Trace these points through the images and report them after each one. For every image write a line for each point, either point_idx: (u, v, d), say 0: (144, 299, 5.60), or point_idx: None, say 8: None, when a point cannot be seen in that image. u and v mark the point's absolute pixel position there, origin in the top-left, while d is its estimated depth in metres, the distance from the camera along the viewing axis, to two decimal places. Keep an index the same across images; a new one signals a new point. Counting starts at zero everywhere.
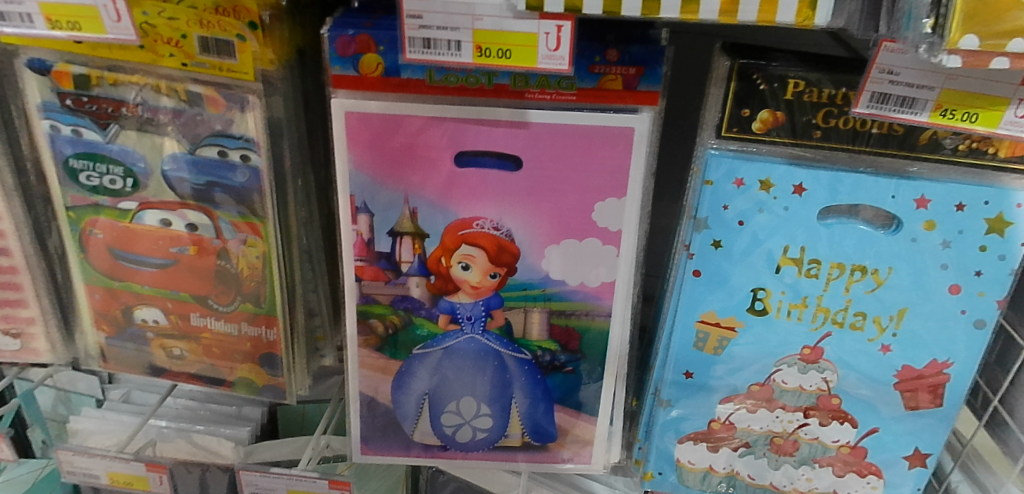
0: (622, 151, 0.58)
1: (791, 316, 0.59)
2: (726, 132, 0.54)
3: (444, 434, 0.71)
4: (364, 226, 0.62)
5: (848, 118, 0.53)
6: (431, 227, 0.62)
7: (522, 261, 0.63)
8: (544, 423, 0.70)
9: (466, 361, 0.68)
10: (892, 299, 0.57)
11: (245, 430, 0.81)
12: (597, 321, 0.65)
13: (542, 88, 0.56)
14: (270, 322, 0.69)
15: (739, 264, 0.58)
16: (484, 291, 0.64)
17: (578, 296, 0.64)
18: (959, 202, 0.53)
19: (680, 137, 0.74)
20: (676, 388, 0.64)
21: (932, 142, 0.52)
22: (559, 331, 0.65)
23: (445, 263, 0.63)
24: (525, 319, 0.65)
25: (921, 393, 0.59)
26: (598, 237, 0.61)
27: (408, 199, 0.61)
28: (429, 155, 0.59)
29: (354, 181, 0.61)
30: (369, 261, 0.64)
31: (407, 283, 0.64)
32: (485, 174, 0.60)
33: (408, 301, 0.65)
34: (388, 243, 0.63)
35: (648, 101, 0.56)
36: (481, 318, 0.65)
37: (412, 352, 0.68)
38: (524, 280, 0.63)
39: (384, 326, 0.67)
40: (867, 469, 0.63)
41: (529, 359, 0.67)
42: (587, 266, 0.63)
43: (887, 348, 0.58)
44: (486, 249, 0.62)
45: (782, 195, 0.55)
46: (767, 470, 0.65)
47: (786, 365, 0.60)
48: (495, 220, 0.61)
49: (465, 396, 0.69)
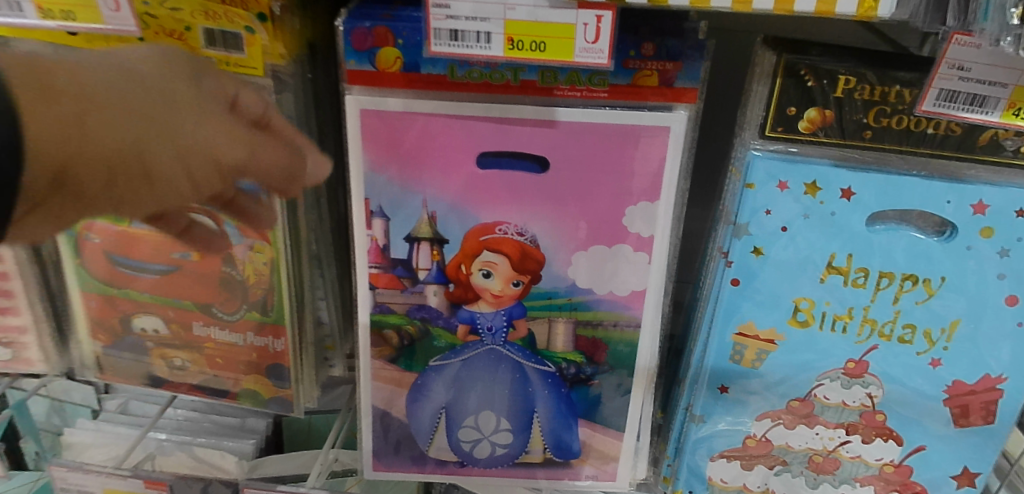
0: (656, 152, 0.54)
1: (835, 328, 0.55)
2: (770, 132, 0.51)
3: (462, 450, 0.67)
4: (380, 232, 0.59)
5: (902, 117, 0.49)
6: (452, 233, 0.58)
7: (547, 270, 0.59)
8: (567, 438, 0.66)
9: (485, 373, 0.64)
10: (943, 310, 0.53)
11: (249, 443, 0.76)
12: (625, 332, 0.61)
13: (572, 84, 0.52)
14: (277, 332, 0.65)
15: (781, 272, 0.55)
16: (506, 300, 0.60)
17: (605, 306, 0.60)
18: (1019, 208, 0.49)
19: (714, 138, 0.70)
20: (711, 402, 0.61)
21: (992, 143, 0.49)
22: (584, 342, 0.62)
23: (466, 270, 0.59)
24: (550, 329, 0.61)
25: (972, 409, 0.56)
26: (629, 243, 0.58)
27: (428, 203, 0.57)
28: (452, 155, 0.55)
29: (371, 184, 0.57)
30: (385, 268, 0.60)
31: (425, 292, 0.60)
32: (511, 176, 0.56)
33: (426, 310, 0.61)
34: (405, 249, 0.59)
35: (685, 98, 0.53)
36: (502, 329, 0.62)
37: (428, 363, 0.64)
38: (548, 288, 0.60)
39: (399, 336, 0.63)
40: (913, 489, 0.59)
41: (553, 371, 0.63)
42: (616, 274, 0.59)
43: (937, 362, 0.55)
44: (509, 256, 0.59)
45: (829, 200, 0.52)
46: (804, 489, 0.61)
47: (828, 380, 0.57)
48: (519, 225, 0.58)
49: (484, 410, 0.66)
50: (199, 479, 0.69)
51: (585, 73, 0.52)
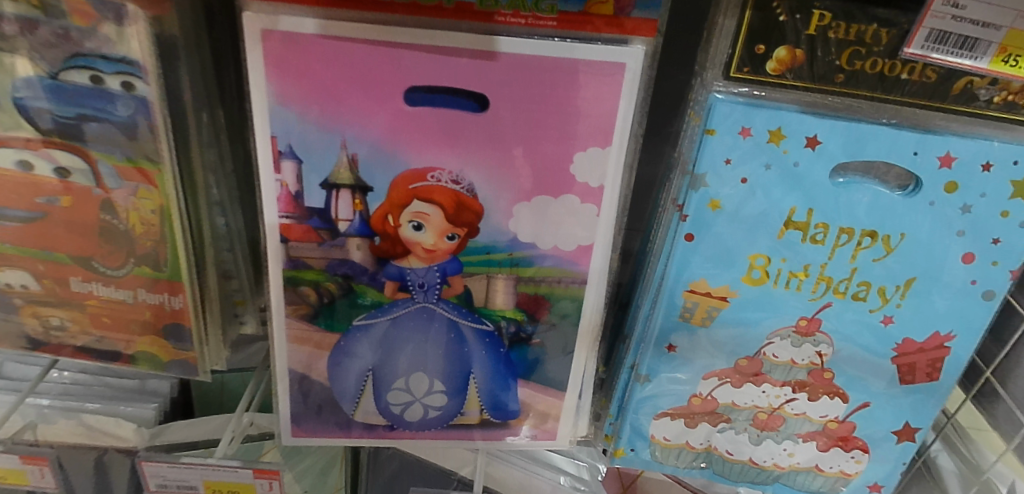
0: (610, 90, 0.48)
1: (789, 286, 0.52)
2: (735, 73, 0.45)
3: (391, 414, 0.62)
4: (290, 176, 0.50)
5: (876, 60, 0.44)
6: (376, 180, 0.50)
7: (486, 222, 0.53)
8: (505, 399, 0.62)
9: (417, 334, 0.58)
10: (899, 268, 0.51)
11: (150, 408, 0.67)
12: (571, 289, 0.57)
13: (516, 9, 0.45)
14: (174, 289, 0.55)
15: (738, 227, 0.51)
16: (440, 255, 0.54)
17: (549, 262, 0.55)
18: (986, 161, 0.46)
19: (668, 75, 0.63)
20: (657, 360, 0.58)
21: (966, 92, 0.45)
22: (526, 299, 0.57)
23: (394, 222, 0.52)
24: (488, 286, 0.56)
25: (919, 367, 0.55)
26: (576, 193, 0.52)
27: (346, 144, 0.49)
28: (373, 89, 0.47)
29: (279, 120, 0.48)
30: (298, 219, 0.52)
31: (347, 245, 0.53)
32: (443, 114, 0.48)
33: (348, 265, 0.54)
34: (321, 198, 0.51)
35: (642, 30, 0.46)
36: (436, 286, 0.56)
37: (353, 324, 0.58)
38: (487, 243, 0.54)
39: (318, 295, 0.56)
40: (853, 444, 0.59)
41: (490, 330, 0.58)
42: (562, 226, 0.53)
43: (889, 319, 0.53)
44: (442, 206, 0.52)
45: (793, 149, 0.47)
46: (746, 445, 0.60)
47: (778, 338, 0.55)
48: (454, 172, 0.51)
49: (415, 373, 0.60)
50: (92, 447, 0.64)
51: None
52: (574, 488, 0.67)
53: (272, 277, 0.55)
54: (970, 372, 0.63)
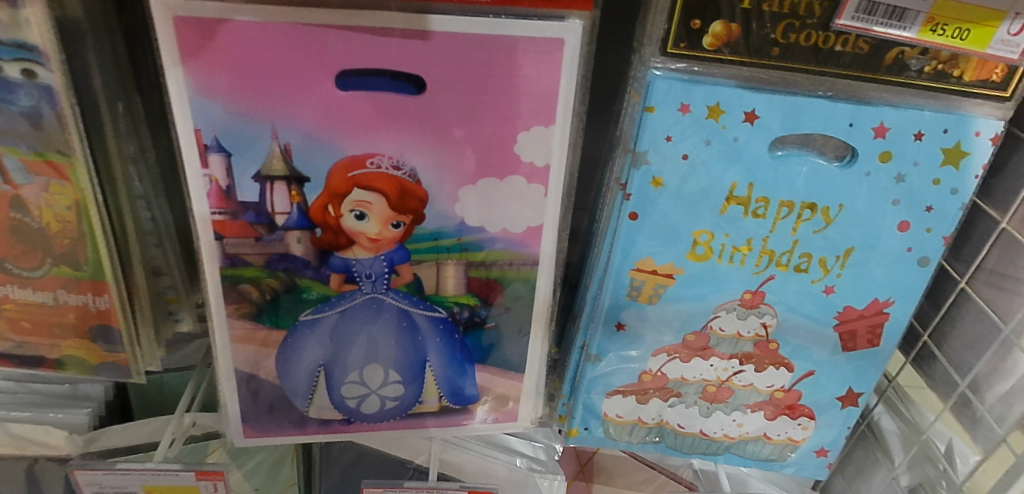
0: (547, 68, 0.47)
1: (733, 261, 0.53)
2: (672, 49, 0.44)
3: (347, 407, 0.61)
4: (220, 170, 0.48)
5: (810, 33, 0.44)
6: (312, 169, 0.48)
7: (432, 207, 0.51)
8: (463, 385, 0.61)
9: (368, 325, 0.57)
10: (838, 238, 0.52)
11: (82, 414, 0.63)
12: (522, 271, 0.56)
13: None
14: (98, 289, 0.52)
15: (682, 205, 0.50)
16: (386, 244, 0.52)
17: (499, 245, 0.54)
18: (918, 130, 0.47)
19: (609, 53, 0.62)
20: (607, 339, 0.58)
21: (898, 63, 0.45)
22: (478, 284, 0.56)
23: (334, 212, 0.50)
24: (439, 273, 0.55)
25: (859, 334, 0.57)
26: (522, 173, 0.51)
27: (278, 133, 0.47)
28: (300, 73, 0.45)
29: (204, 112, 0.46)
30: (232, 214, 0.50)
31: (287, 239, 0.51)
32: (376, 98, 0.46)
33: (289, 260, 0.52)
34: (255, 191, 0.49)
35: (578, 4, 0.45)
36: (384, 276, 0.54)
37: (299, 319, 0.56)
38: (434, 228, 0.52)
39: (260, 292, 0.54)
40: (800, 411, 0.61)
41: (444, 317, 0.57)
42: (511, 208, 0.52)
43: (830, 289, 0.54)
44: (384, 194, 0.50)
45: (731, 124, 0.47)
46: (696, 418, 0.61)
47: (724, 312, 0.56)
48: (394, 157, 0.49)
49: (369, 365, 0.59)
50: (20, 458, 0.63)
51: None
52: (532, 469, 0.66)
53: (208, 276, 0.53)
54: (908, 335, 0.65)
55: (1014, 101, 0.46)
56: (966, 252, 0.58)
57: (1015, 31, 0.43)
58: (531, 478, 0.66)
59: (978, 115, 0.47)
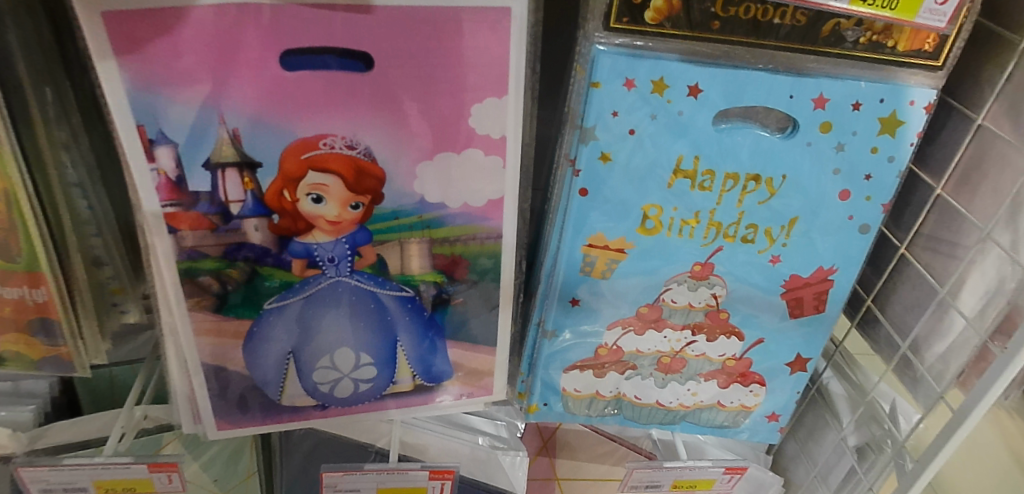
0: (495, 43, 0.46)
1: (682, 234, 0.54)
2: (615, 23, 0.45)
3: (320, 393, 0.60)
4: (167, 162, 0.46)
5: (749, 6, 0.45)
6: (264, 153, 0.47)
7: (390, 187, 0.50)
8: (436, 362, 0.61)
9: (335, 309, 0.56)
10: (782, 209, 0.53)
11: (27, 411, 0.62)
12: (487, 245, 0.55)
13: None
14: (34, 281, 0.50)
15: (630, 181, 0.51)
16: (346, 226, 0.51)
17: (461, 220, 0.54)
18: (855, 101, 0.48)
19: (558, 31, 0.62)
20: (562, 315, 0.59)
21: (834, 34, 0.46)
22: (443, 261, 0.55)
23: (290, 196, 0.49)
24: (402, 253, 0.54)
25: (806, 300, 0.58)
26: (479, 146, 0.50)
27: (226, 119, 0.46)
28: (238, 55, 0.43)
29: (144, 107, 0.44)
30: (184, 206, 0.48)
31: (243, 228, 0.50)
32: (321, 77, 0.45)
33: (248, 248, 0.51)
34: (206, 180, 0.47)
35: None
36: (347, 259, 0.54)
37: (264, 307, 0.55)
38: (395, 208, 0.52)
39: (220, 283, 0.53)
40: (751, 378, 0.63)
41: (412, 296, 0.57)
42: (470, 183, 0.52)
43: (776, 258, 0.56)
44: (341, 176, 0.49)
45: (676, 98, 0.48)
46: (652, 389, 0.63)
47: (676, 284, 0.57)
48: (347, 137, 0.48)
49: (340, 349, 0.58)
50: None
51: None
52: (494, 447, 0.67)
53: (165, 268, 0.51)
54: (853, 300, 0.67)
55: (945, 70, 0.47)
56: (906, 218, 0.59)
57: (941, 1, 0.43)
58: (493, 456, 0.67)
59: (913, 85, 0.48)
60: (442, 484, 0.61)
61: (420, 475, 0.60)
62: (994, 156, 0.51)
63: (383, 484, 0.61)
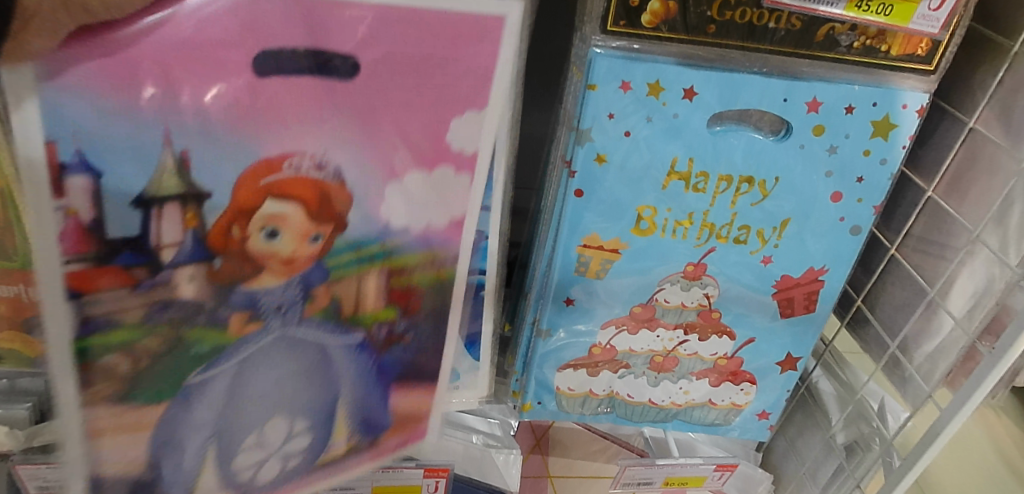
0: (498, 48, 0.40)
1: (676, 234, 0.54)
2: (612, 26, 0.45)
3: (240, 482, 0.48)
4: (82, 200, 0.36)
5: (745, 10, 0.45)
6: (212, 178, 0.38)
7: (354, 212, 0.42)
8: (379, 414, 0.51)
9: (273, 370, 0.46)
10: (775, 210, 0.53)
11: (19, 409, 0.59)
12: (448, 270, 0.47)
13: None
14: (29, 279, 0.49)
15: (624, 181, 0.51)
16: (298, 267, 0.42)
17: (424, 245, 0.46)
18: (848, 104, 0.49)
19: (556, 31, 0.63)
20: (557, 314, 0.59)
21: (828, 39, 0.46)
22: (399, 294, 0.47)
23: (238, 234, 0.39)
24: (360, 290, 0.45)
25: (798, 299, 0.59)
26: (452, 162, 0.43)
27: (171, 137, 0.36)
28: (207, 54, 0.35)
29: (59, 119, 0.34)
30: (97, 261, 0.37)
31: (174, 280, 0.39)
32: (294, 85, 0.38)
33: (172, 308, 0.40)
34: (133, 221, 0.37)
35: None
36: (296, 306, 0.44)
37: (184, 386, 0.43)
38: (358, 238, 0.43)
39: (131, 362, 0.41)
40: (743, 377, 0.63)
41: (362, 339, 0.47)
42: (439, 202, 0.44)
43: (768, 259, 0.56)
44: (301, 204, 0.40)
45: (672, 101, 0.48)
46: (645, 387, 0.63)
47: (668, 284, 0.57)
48: (316, 156, 0.39)
49: (272, 419, 0.47)
50: None
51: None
52: (488, 445, 0.67)
53: (57, 358, 0.38)
54: (843, 300, 0.68)
55: (937, 75, 0.48)
56: (896, 220, 0.60)
57: (934, 6, 0.44)
58: (487, 453, 0.67)
59: (905, 89, 0.48)
60: (436, 483, 0.62)
61: (415, 473, 0.61)
62: (984, 159, 0.52)
63: (377, 483, 0.61)
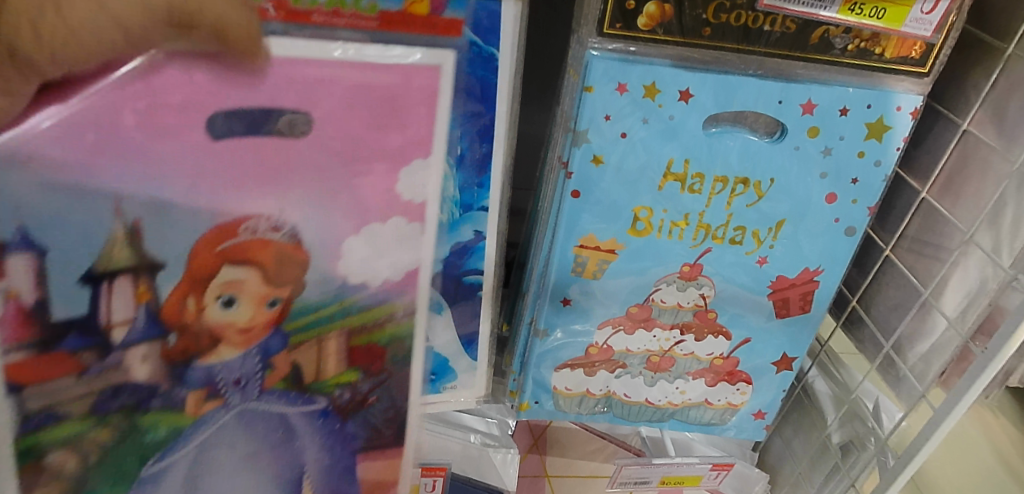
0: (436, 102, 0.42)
1: (672, 235, 0.55)
2: (608, 29, 0.45)
3: None
4: (24, 281, 0.36)
5: (740, 13, 0.45)
6: (163, 251, 0.39)
7: (315, 270, 0.43)
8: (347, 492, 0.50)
9: (239, 447, 0.46)
10: (770, 211, 0.54)
11: None
12: (404, 325, 0.48)
13: (334, 8, 0.42)
14: None
15: (620, 182, 0.52)
16: (257, 332, 0.43)
17: (381, 297, 0.47)
18: (843, 106, 0.49)
19: (554, 32, 0.63)
20: (554, 314, 0.60)
21: (823, 41, 0.46)
22: (359, 354, 0.48)
23: (194, 305, 0.40)
24: (319, 354, 0.46)
25: (793, 300, 0.59)
26: (401, 213, 0.44)
27: (123, 208, 0.38)
28: (151, 120, 0.37)
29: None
30: (43, 346, 0.37)
31: (127, 361, 0.40)
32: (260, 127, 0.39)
33: (131, 388, 0.41)
34: (83, 299, 0.38)
35: (449, 32, 0.45)
36: (256, 377, 0.45)
37: (138, 475, 0.43)
38: (314, 300, 0.44)
39: (78, 457, 0.41)
40: (739, 377, 0.64)
41: (323, 407, 0.48)
42: (393, 254, 0.46)
43: (763, 259, 0.57)
44: (258, 267, 0.41)
45: (667, 103, 0.48)
46: (642, 387, 0.64)
47: (665, 284, 0.58)
48: (273, 217, 0.41)
49: None
50: None
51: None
52: (486, 445, 0.67)
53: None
54: (839, 300, 0.68)
55: (931, 77, 0.48)
56: (891, 221, 0.61)
57: (928, 9, 0.45)
58: (485, 453, 0.67)
59: (899, 91, 0.49)
60: (433, 482, 0.63)
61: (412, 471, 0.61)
62: (977, 161, 0.52)
63: None
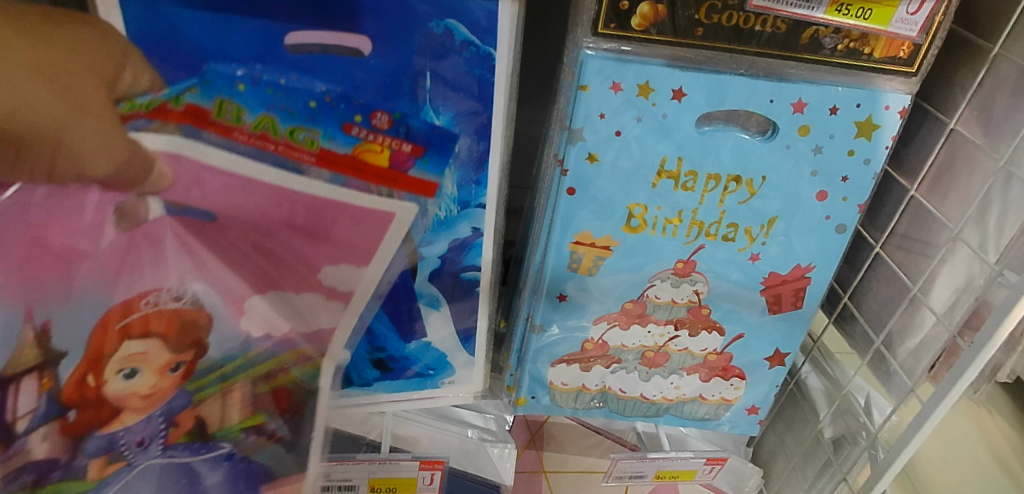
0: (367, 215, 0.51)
1: (666, 232, 0.56)
2: (603, 29, 0.46)
3: None
4: None
5: (732, 13, 0.46)
6: (72, 341, 0.39)
7: (216, 330, 0.47)
8: None
9: None
10: (762, 208, 0.55)
11: None
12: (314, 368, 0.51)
13: (263, 135, 0.46)
14: None
15: (614, 180, 0.53)
16: (162, 397, 0.43)
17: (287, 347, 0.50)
18: (833, 105, 0.50)
19: (552, 32, 0.64)
20: (550, 310, 0.61)
21: (812, 41, 0.47)
22: (273, 397, 0.48)
23: (94, 381, 0.40)
24: (225, 407, 0.45)
25: (785, 296, 0.60)
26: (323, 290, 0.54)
27: (33, 313, 0.39)
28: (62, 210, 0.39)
29: None
30: None
31: (25, 449, 0.37)
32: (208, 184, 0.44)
33: (27, 471, 0.37)
34: None
35: (410, 185, 0.51)
36: (160, 437, 0.42)
37: None
38: (221, 354, 0.46)
39: None
40: (732, 372, 0.65)
41: (229, 452, 0.44)
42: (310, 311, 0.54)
43: (755, 256, 0.58)
44: (160, 337, 0.43)
45: (661, 101, 0.49)
46: (637, 382, 0.65)
47: (659, 280, 0.59)
48: (172, 289, 0.45)
49: None
50: None
51: (239, 100, 0.45)
52: (483, 439, 0.68)
53: None
54: (830, 297, 0.69)
55: (919, 77, 0.49)
56: (881, 219, 0.62)
57: (913, 10, 0.46)
58: (482, 447, 0.68)
59: (888, 90, 0.50)
60: (432, 475, 0.63)
61: (410, 465, 0.62)
62: (964, 158, 0.53)
63: (374, 476, 0.62)
